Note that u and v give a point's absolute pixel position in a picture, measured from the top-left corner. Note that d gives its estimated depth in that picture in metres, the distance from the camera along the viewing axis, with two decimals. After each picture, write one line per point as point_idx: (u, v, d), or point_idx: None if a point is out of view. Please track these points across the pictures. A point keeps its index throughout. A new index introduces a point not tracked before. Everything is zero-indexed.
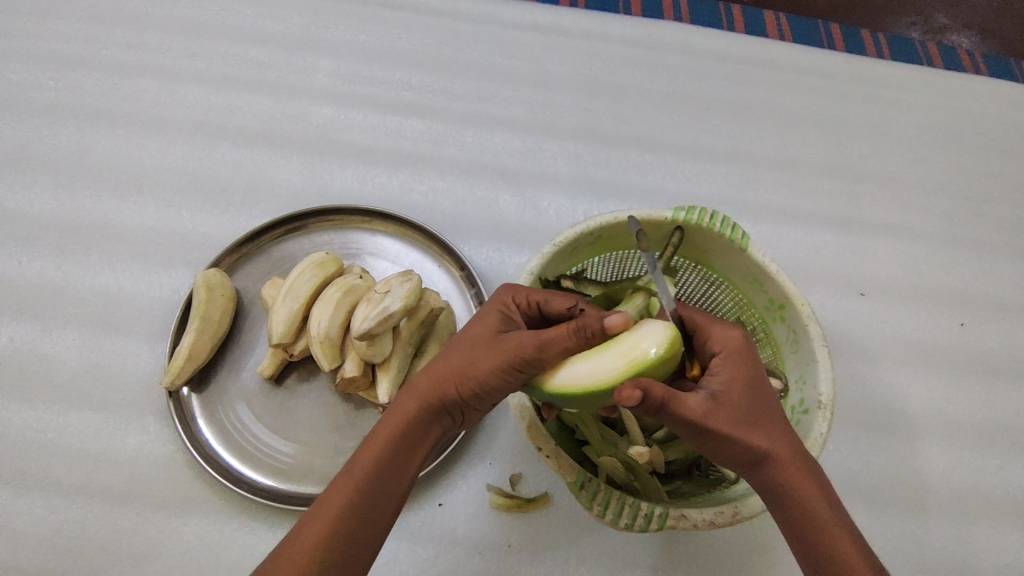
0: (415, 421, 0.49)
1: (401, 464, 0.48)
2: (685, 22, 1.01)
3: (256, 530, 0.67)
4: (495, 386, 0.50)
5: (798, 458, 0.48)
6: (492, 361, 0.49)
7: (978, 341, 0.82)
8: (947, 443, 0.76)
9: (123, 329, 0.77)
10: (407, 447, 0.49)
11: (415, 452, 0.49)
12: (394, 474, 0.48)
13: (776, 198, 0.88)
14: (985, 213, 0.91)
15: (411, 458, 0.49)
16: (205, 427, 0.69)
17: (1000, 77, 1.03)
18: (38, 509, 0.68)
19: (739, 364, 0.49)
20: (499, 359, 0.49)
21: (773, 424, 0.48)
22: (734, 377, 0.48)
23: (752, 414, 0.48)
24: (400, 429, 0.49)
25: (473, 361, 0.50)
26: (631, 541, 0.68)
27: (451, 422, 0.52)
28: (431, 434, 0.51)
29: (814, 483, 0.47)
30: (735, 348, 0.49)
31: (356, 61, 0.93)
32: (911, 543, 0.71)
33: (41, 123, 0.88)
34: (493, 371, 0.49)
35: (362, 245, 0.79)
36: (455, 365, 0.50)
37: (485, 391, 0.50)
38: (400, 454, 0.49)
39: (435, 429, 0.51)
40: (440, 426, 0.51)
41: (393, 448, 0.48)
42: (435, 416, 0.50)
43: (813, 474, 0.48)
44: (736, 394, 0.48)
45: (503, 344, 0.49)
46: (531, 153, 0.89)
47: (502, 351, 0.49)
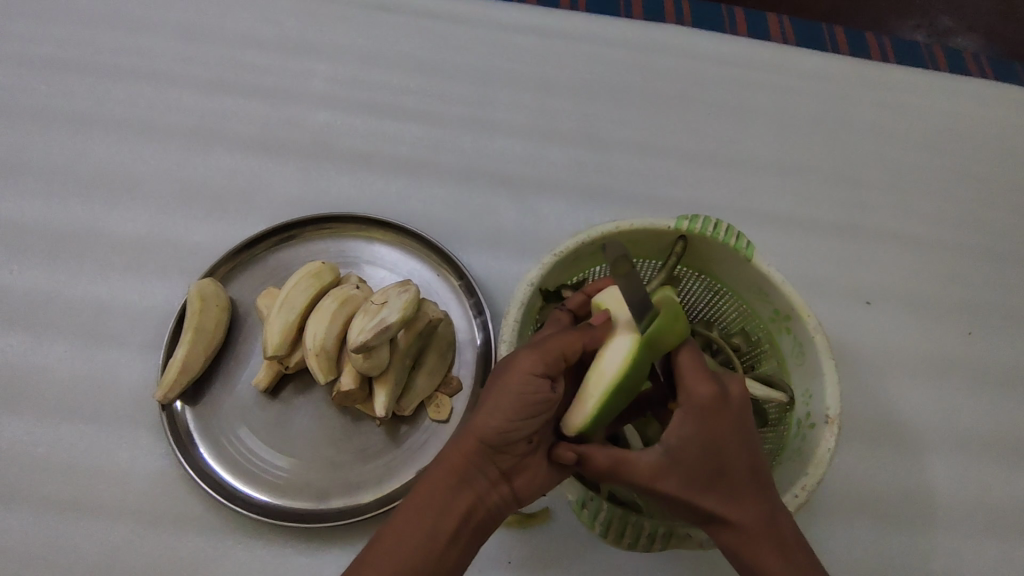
0: (439, 487, 0.46)
1: (427, 535, 0.45)
2: (688, 26, 0.99)
3: (250, 547, 0.66)
4: (512, 421, 0.46)
5: (769, 527, 0.47)
6: (496, 400, 0.46)
7: (985, 351, 0.81)
8: (955, 455, 0.75)
9: (115, 340, 0.75)
10: (434, 514, 0.46)
11: (444, 520, 0.46)
12: (423, 542, 0.45)
13: (780, 204, 0.87)
14: (992, 219, 0.89)
15: (438, 525, 0.45)
16: (199, 441, 0.68)
17: (1007, 80, 1.01)
18: (27, 526, 0.66)
19: (717, 416, 0.48)
20: (510, 391, 0.46)
21: (748, 491, 0.48)
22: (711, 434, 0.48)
23: (728, 482, 0.48)
24: (422, 496, 0.46)
25: (484, 407, 0.47)
26: (633, 557, 0.67)
27: (485, 481, 0.47)
28: (462, 498, 0.46)
29: (782, 557, 0.46)
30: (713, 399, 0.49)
31: (353, 65, 0.92)
32: (918, 559, 0.69)
33: (33, 129, 0.87)
34: (501, 404, 0.46)
35: (359, 253, 0.77)
36: (471, 417, 0.47)
37: (506, 430, 0.46)
38: (427, 519, 0.45)
39: (466, 491, 0.46)
40: (472, 488, 0.47)
41: (419, 513, 0.46)
42: (462, 477, 0.46)
43: (788, 545, 0.47)
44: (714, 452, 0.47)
45: (506, 374, 0.47)
46: (531, 160, 0.87)
47: (508, 379, 0.46)
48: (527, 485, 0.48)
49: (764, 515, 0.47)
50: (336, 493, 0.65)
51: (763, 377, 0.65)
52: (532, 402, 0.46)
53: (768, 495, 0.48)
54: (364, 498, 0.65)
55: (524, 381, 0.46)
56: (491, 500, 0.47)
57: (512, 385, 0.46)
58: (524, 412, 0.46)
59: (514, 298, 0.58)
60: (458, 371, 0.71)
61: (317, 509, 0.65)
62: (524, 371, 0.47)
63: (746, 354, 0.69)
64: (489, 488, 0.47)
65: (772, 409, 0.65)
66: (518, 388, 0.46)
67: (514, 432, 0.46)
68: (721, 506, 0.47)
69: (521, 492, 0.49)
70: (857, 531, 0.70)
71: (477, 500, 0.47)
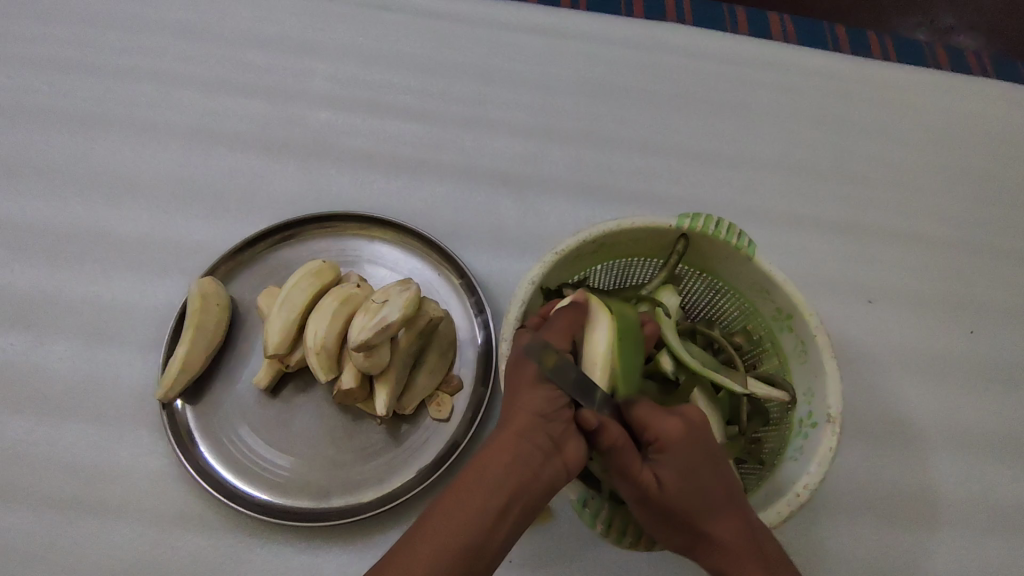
0: (491, 464, 0.45)
1: (483, 510, 0.43)
2: (689, 25, 0.99)
3: (251, 546, 0.66)
4: (555, 390, 0.48)
5: (750, 544, 0.49)
6: (539, 375, 0.49)
7: (988, 349, 0.80)
8: (957, 454, 0.74)
9: (116, 339, 0.75)
10: (487, 491, 0.44)
11: (498, 497, 0.44)
12: (480, 517, 0.43)
13: (781, 203, 0.86)
14: (994, 217, 0.89)
15: (493, 501, 0.44)
16: (200, 441, 0.68)
17: (1009, 78, 1.01)
18: (28, 525, 0.66)
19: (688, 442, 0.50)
20: (546, 365, 0.49)
21: (731, 509, 0.49)
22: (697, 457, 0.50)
23: (708, 499, 0.49)
24: (474, 474, 0.45)
25: (528, 384, 0.48)
26: (635, 556, 0.67)
27: (538, 456, 0.46)
28: (518, 471, 0.45)
29: (763, 571, 0.48)
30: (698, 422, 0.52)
31: (354, 65, 0.92)
32: (921, 558, 0.69)
33: (34, 129, 0.87)
34: (542, 376, 0.48)
35: (359, 252, 0.77)
36: (516, 395, 0.49)
37: (552, 399, 0.48)
38: (481, 496, 0.44)
39: (519, 466, 0.45)
40: (528, 460, 0.46)
41: (473, 490, 0.44)
42: (517, 451, 0.46)
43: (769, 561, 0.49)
44: (698, 471, 0.49)
45: (540, 352, 0.50)
46: (532, 158, 0.87)
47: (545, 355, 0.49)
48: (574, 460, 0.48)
49: (745, 530, 0.49)
50: (337, 492, 0.65)
51: (765, 376, 0.65)
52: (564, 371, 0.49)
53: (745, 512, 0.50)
54: (365, 497, 0.65)
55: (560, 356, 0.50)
56: (546, 475, 0.46)
57: (547, 360, 0.49)
58: (562, 382, 0.49)
59: (515, 296, 0.57)
60: (459, 370, 0.71)
61: (318, 509, 0.64)
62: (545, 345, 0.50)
63: (747, 353, 0.69)
64: (543, 463, 0.46)
65: (774, 407, 0.65)
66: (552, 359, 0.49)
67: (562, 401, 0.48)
68: (704, 520, 0.49)
69: (571, 465, 0.48)
70: (860, 529, 0.70)
71: (533, 473, 0.46)
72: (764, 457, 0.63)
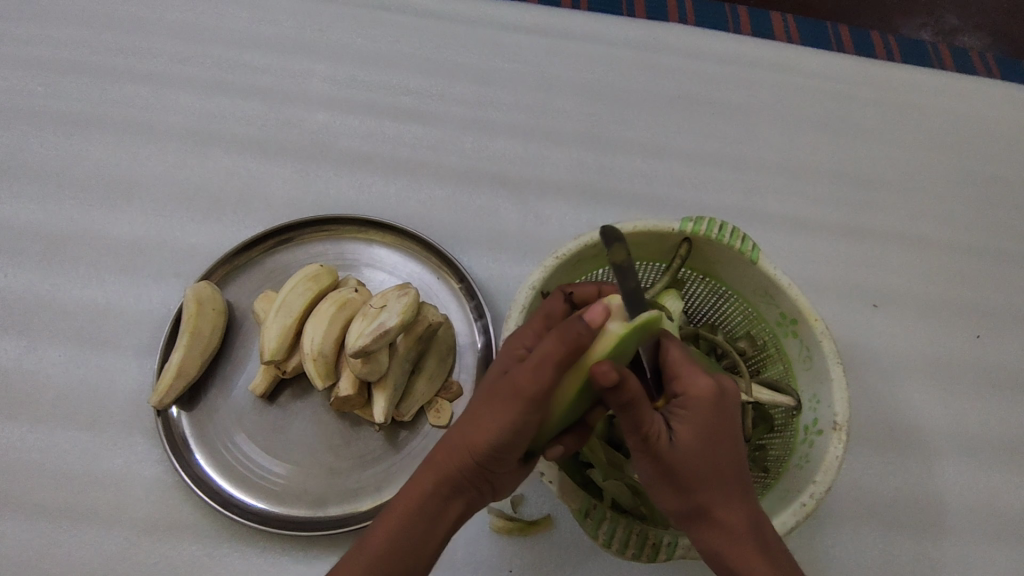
0: (430, 494, 0.47)
1: (418, 540, 0.47)
2: (691, 25, 0.98)
3: (247, 555, 0.65)
4: (508, 450, 0.45)
5: (740, 519, 0.47)
6: (493, 430, 0.44)
7: (994, 354, 0.79)
8: (963, 460, 0.73)
9: (110, 344, 0.74)
10: (426, 522, 0.47)
11: (436, 525, 0.48)
12: (415, 544, 0.47)
13: (785, 206, 0.85)
14: (1000, 220, 0.88)
15: (430, 530, 0.47)
16: (195, 448, 0.67)
17: (1014, 79, 1.00)
18: (20, 534, 0.65)
19: (704, 414, 0.46)
20: (506, 426, 0.44)
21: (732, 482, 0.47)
22: (694, 429, 0.45)
23: (698, 471, 0.46)
24: (415, 502, 0.47)
25: (481, 430, 0.45)
26: (636, 566, 0.66)
27: (475, 491, 0.48)
28: (452, 506, 0.48)
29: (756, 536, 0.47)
30: (708, 395, 0.46)
31: (352, 65, 0.91)
32: (927, 566, 0.68)
33: (28, 130, 0.86)
34: (500, 437, 0.44)
35: (358, 256, 0.76)
36: (466, 435, 0.45)
37: (504, 453, 0.45)
38: (420, 525, 0.47)
39: (457, 500, 0.48)
40: (463, 496, 0.48)
41: (412, 519, 0.47)
42: (450, 490, 0.47)
43: (760, 534, 0.47)
44: (693, 447, 0.45)
45: (506, 404, 0.44)
46: (533, 160, 0.86)
47: (508, 412, 0.44)
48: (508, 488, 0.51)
49: (736, 503, 0.47)
50: (335, 500, 0.64)
51: (769, 382, 0.64)
52: (522, 434, 0.44)
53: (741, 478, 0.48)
54: (362, 506, 0.64)
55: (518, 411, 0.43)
56: (477, 503, 0.49)
57: (507, 419, 0.44)
58: (516, 444, 0.45)
59: (515, 302, 0.56)
60: (459, 376, 0.70)
61: (315, 517, 0.63)
62: (524, 402, 0.43)
63: (752, 358, 0.68)
64: (479, 495, 0.49)
65: (779, 414, 0.64)
66: (515, 418, 0.43)
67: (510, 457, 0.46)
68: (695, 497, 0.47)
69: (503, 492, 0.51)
70: (865, 538, 0.68)
71: (467, 504, 0.49)
72: (769, 466, 0.62)
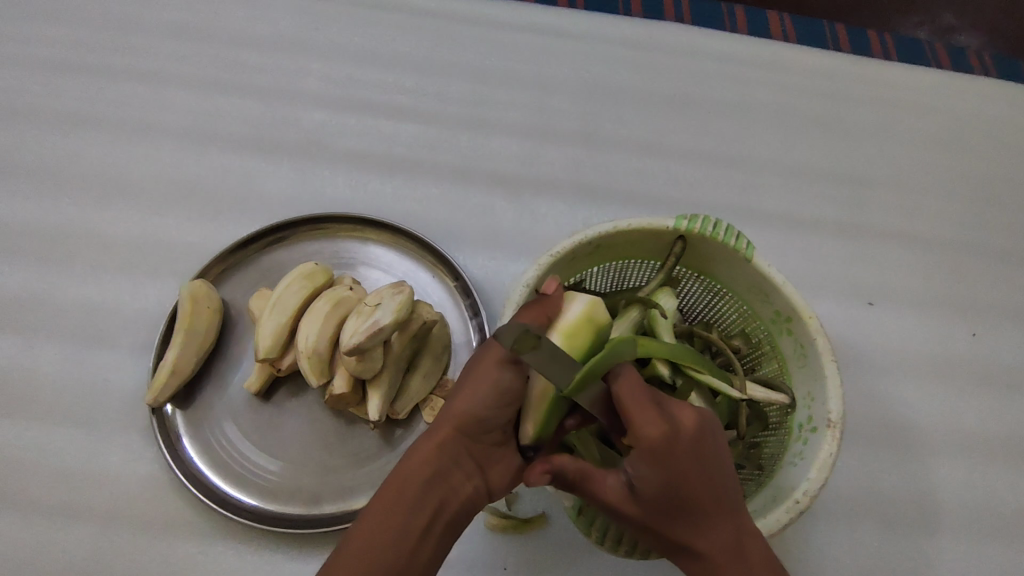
0: (412, 477, 0.48)
1: (405, 521, 0.46)
2: (688, 24, 0.98)
3: (241, 553, 0.65)
4: (491, 411, 0.50)
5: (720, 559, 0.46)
6: (474, 388, 0.50)
7: (989, 352, 0.79)
8: (959, 458, 0.73)
9: (106, 342, 0.74)
10: (410, 505, 0.47)
11: (422, 508, 0.47)
12: (402, 529, 0.46)
13: (781, 204, 0.85)
14: (996, 218, 0.88)
15: (416, 513, 0.47)
16: (190, 446, 0.67)
17: (1011, 78, 1.00)
18: (15, 531, 0.65)
19: (657, 461, 0.45)
20: (485, 381, 0.50)
21: (704, 523, 0.46)
22: (649, 475, 0.46)
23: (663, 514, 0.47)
24: (398, 483, 0.48)
25: (462, 394, 0.50)
26: (631, 563, 0.66)
27: (460, 473, 0.49)
28: (437, 489, 0.48)
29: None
30: (655, 442, 0.45)
31: (349, 64, 0.91)
32: (921, 564, 0.68)
33: (25, 129, 0.86)
34: (482, 395, 0.50)
35: (353, 254, 0.76)
36: (448, 407, 0.51)
37: (485, 414, 0.50)
38: (406, 506, 0.47)
39: (441, 483, 0.48)
40: (448, 478, 0.49)
41: (398, 501, 0.47)
42: (434, 469, 0.48)
43: (741, 566, 0.46)
44: (653, 491, 0.46)
45: (482, 366, 0.51)
46: (529, 159, 0.86)
47: (484, 371, 0.50)
48: (499, 479, 0.51)
49: (713, 539, 0.46)
50: (329, 498, 0.64)
51: (764, 380, 0.64)
52: (505, 389, 0.50)
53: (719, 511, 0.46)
54: (357, 503, 0.64)
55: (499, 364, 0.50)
56: (465, 491, 0.50)
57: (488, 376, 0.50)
58: (496, 402, 0.50)
59: (509, 299, 0.56)
60: (454, 374, 0.70)
61: (309, 515, 0.63)
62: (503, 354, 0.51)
63: (746, 356, 0.68)
64: (464, 480, 0.50)
65: (773, 412, 0.64)
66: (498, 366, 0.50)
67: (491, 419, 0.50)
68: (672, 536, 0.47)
69: (494, 486, 0.51)
70: (860, 536, 0.68)
71: (454, 490, 0.49)
72: (763, 463, 0.62)
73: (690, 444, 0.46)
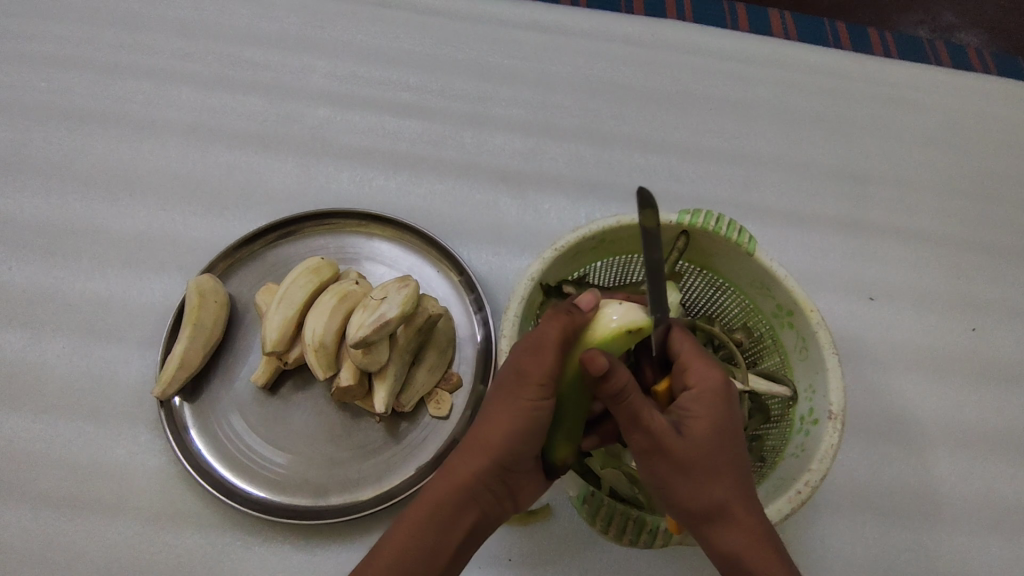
0: (443, 504, 0.48)
1: (433, 550, 0.47)
2: (689, 22, 0.99)
3: (249, 543, 0.65)
4: (525, 443, 0.48)
5: (754, 516, 0.46)
6: (508, 420, 0.47)
7: (990, 347, 0.80)
8: (960, 451, 0.74)
9: (114, 336, 0.75)
10: (439, 532, 0.47)
11: (451, 534, 0.48)
12: (430, 555, 0.47)
13: (782, 200, 0.86)
14: (996, 214, 0.89)
15: (445, 539, 0.47)
16: (198, 438, 0.67)
17: (1011, 76, 1.00)
18: (25, 523, 0.66)
19: (716, 403, 0.48)
20: (520, 412, 0.47)
21: (743, 477, 0.47)
22: (705, 417, 0.47)
23: (709, 463, 0.47)
24: (428, 511, 0.48)
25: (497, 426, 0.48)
26: (636, 554, 0.66)
27: (490, 497, 0.49)
28: (467, 514, 0.48)
29: (770, 538, 0.46)
30: (717, 384, 0.49)
31: (354, 61, 0.92)
32: (923, 556, 0.69)
33: (32, 125, 0.87)
34: (516, 425, 0.47)
35: (359, 250, 0.77)
36: (481, 433, 0.48)
37: (519, 450, 0.48)
38: (435, 534, 0.47)
39: (472, 508, 0.48)
40: (480, 504, 0.49)
41: (427, 528, 0.47)
42: (466, 498, 0.48)
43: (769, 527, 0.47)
44: (703, 432, 0.47)
45: (517, 391, 0.48)
46: (533, 155, 0.87)
47: (521, 399, 0.47)
48: (525, 498, 0.52)
49: (746, 495, 0.47)
50: (336, 489, 0.65)
51: (765, 373, 0.64)
52: (538, 422, 0.48)
53: (732, 471, 0.47)
54: (364, 495, 0.64)
55: (533, 396, 0.47)
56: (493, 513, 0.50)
57: (524, 409, 0.47)
58: (531, 433, 0.48)
59: (514, 293, 0.57)
60: (459, 367, 0.71)
61: (316, 506, 0.64)
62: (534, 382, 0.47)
63: (748, 349, 0.68)
64: (494, 504, 0.50)
65: (775, 404, 0.64)
66: (534, 400, 0.47)
67: (525, 453, 0.48)
68: (707, 493, 0.46)
69: (519, 504, 0.52)
70: (862, 528, 0.69)
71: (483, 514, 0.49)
72: (765, 454, 0.63)
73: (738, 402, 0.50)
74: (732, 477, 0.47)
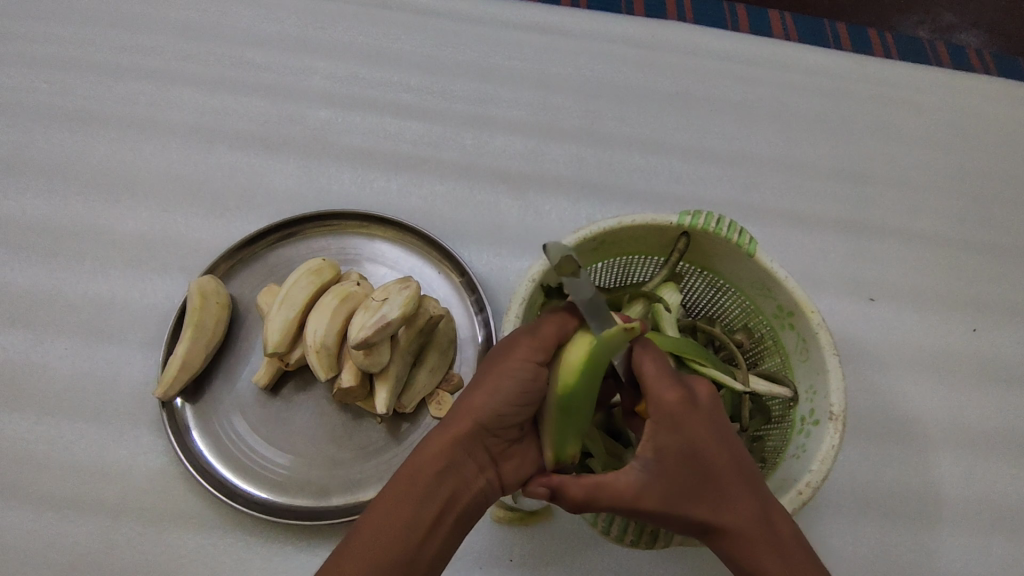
0: (422, 473, 0.46)
1: (410, 520, 0.45)
2: (690, 23, 0.99)
3: (250, 544, 0.66)
4: (509, 406, 0.48)
5: (744, 522, 0.46)
6: (490, 384, 0.48)
7: (989, 348, 0.80)
8: (960, 452, 0.74)
9: (116, 337, 0.75)
10: (416, 501, 0.46)
11: (429, 502, 0.46)
12: (408, 525, 0.45)
13: (783, 201, 0.86)
14: (996, 215, 0.89)
15: (423, 509, 0.46)
16: (199, 439, 0.67)
17: (1011, 76, 1.00)
18: (27, 524, 0.66)
19: (680, 421, 0.46)
20: (508, 374, 0.48)
21: (727, 486, 0.46)
22: (671, 441, 0.46)
23: (684, 488, 0.46)
24: (407, 479, 0.47)
25: (481, 388, 0.48)
26: (636, 554, 0.66)
27: (472, 466, 0.48)
28: (447, 483, 0.47)
29: (768, 536, 0.45)
30: (676, 403, 0.46)
31: (355, 62, 0.92)
32: (922, 557, 0.69)
33: (35, 127, 0.87)
34: (501, 388, 0.48)
35: (360, 251, 0.77)
36: (465, 400, 0.48)
37: (500, 412, 0.48)
38: (412, 502, 0.46)
39: (451, 476, 0.47)
40: (461, 473, 0.47)
41: (403, 497, 0.46)
42: (446, 464, 0.47)
43: (767, 529, 0.46)
44: (671, 459, 0.46)
45: (506, 358, 0.49)
46: (533, 156, 0.87)
47: (507, 364, 0.48)
48: (512, 472, 0.50)
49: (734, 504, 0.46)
50: (338, 490, 0.65)
51: (766, 373, 0.64)
52: (524, 387, 0.48)
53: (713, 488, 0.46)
54: (366, 496, 0.65)
55: (521, 364, 0.48)
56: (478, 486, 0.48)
57: (511, 373, 0.48)
58: (514, 398, 0.48)
59: (516, 294, 0.57)
60: (460, 368, 0.71)
61: (318, 507, 0.64)
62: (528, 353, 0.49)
63: (749, 350, 0.69)
64: (477, 475, 0.48)
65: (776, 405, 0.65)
66: (521, 365, 0.48)
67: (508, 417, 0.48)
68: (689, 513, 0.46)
69: (507, 480, 0.50)
70: (862, 528, 0.69)
71: (465, 485, 0.48)
72: (766, 455, 0.63)
73: (711, 407, 0.48)
74: (715, 491, 0.46)
